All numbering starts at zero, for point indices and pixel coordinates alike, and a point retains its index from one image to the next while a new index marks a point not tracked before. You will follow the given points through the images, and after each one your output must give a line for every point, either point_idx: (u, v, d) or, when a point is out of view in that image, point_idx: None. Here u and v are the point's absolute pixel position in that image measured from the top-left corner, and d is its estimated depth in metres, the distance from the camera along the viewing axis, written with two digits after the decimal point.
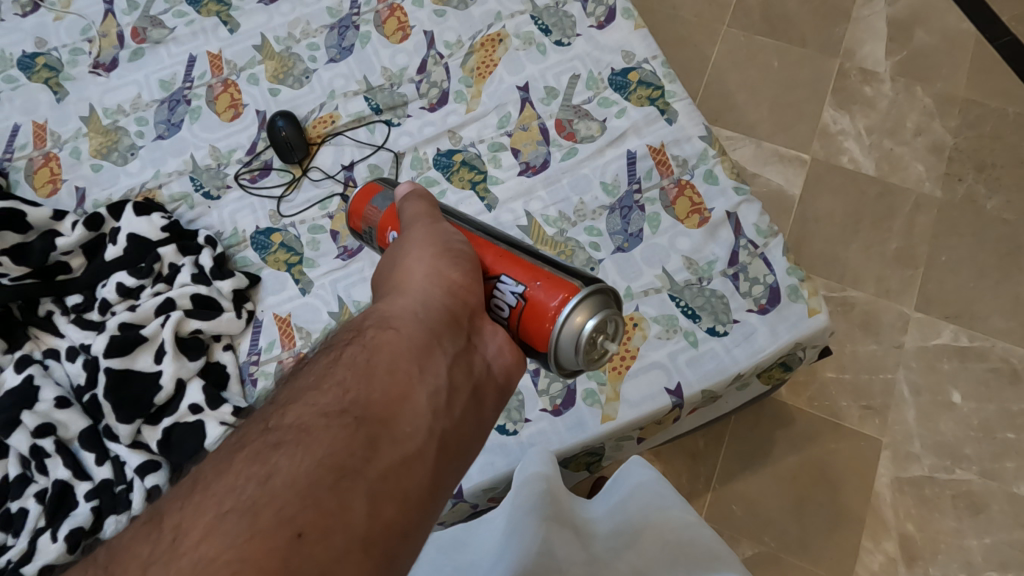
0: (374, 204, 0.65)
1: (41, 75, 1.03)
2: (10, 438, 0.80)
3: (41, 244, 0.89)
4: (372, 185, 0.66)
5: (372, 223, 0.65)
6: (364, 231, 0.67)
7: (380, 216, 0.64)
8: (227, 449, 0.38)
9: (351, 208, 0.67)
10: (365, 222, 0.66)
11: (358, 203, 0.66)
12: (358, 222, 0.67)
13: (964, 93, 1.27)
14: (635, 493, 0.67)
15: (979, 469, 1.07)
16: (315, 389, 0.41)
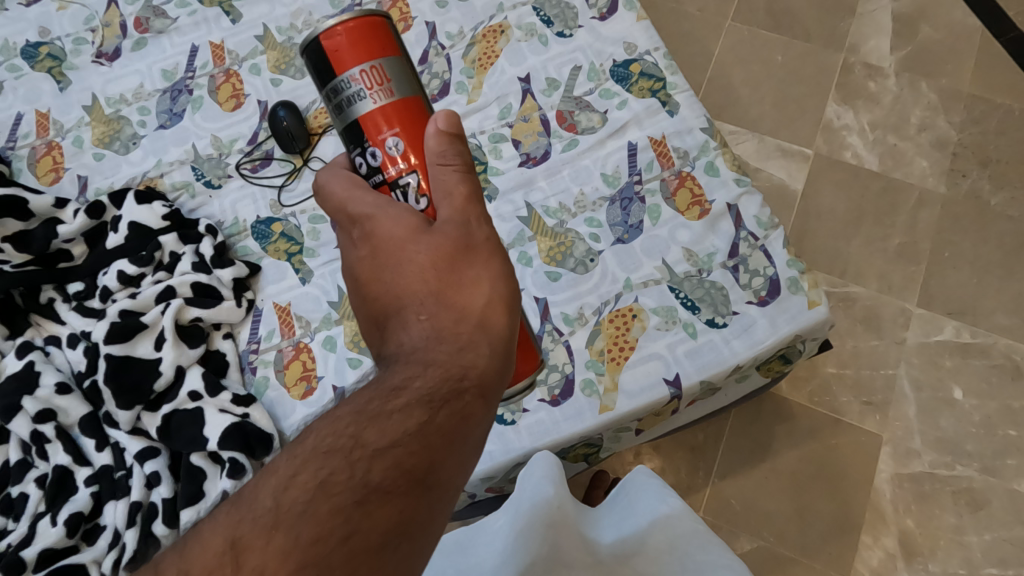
0: (370, 54, 0.49)
1: (44, 65, 1.04)
2: (12, 423, 0.81)
3: (43, 232, 0.89)
4: (376, 28, 0.50)
5: (351, 72, 0.49)
6: (333, 75, 0.49)
7: (378, 76, 0.49)
8: (304, 487, 0.38)
9: (333, 32, 0.49)
10: (344, 62, 0.49)
11: (345, 31, 0.49)
12: (337, 55, 0.49)
13: (968, 88, 1.26)
14: (639, 500, 0.67)
15: (980, 466, 1.06)
16: (391, 438, 0.40)
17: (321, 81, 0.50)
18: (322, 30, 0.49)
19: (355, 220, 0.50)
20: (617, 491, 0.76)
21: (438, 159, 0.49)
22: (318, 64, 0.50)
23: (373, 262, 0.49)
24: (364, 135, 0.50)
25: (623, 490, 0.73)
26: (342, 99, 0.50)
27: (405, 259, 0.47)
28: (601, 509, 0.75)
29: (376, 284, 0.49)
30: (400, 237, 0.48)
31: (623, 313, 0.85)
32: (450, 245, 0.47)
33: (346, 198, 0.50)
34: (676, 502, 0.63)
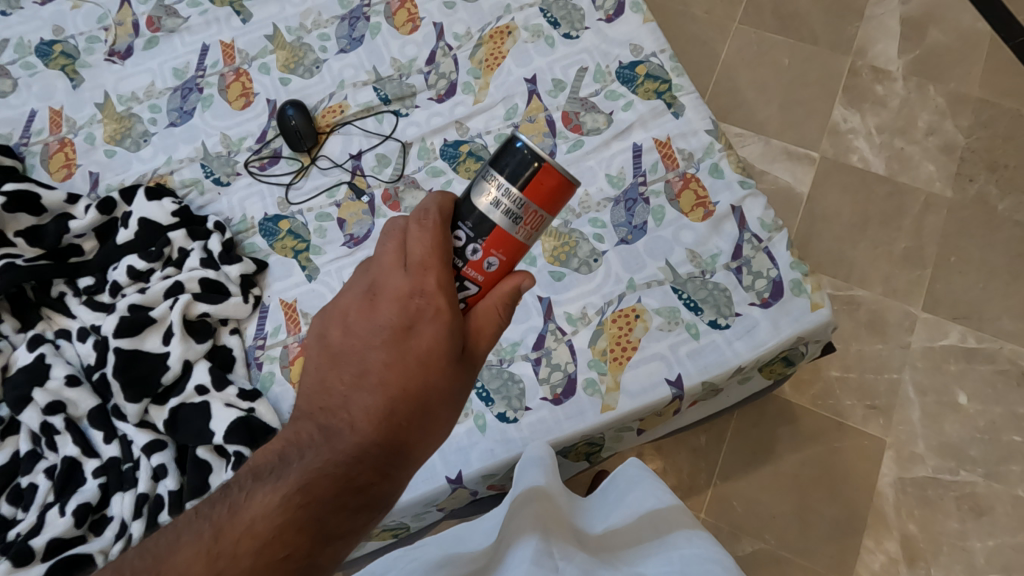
0: (548, 209, 0.47)
1: (57, 63, 1.05)
2: (22, 415, 0.82)
3: (55, 227, 0.91)
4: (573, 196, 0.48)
5: (531, 200, 0.46)
6: (518, 186, 0.45)
7: (533, 221, 0.47)
8: (273, 555, 0.46)
9: (555, 168, 0.45)
10: (534, 193, 0.46)
11: (560, 176, 0.46)
12: (538, 183, 0.45)
13: (976, 93, 1.26)
14: (630, 490, 0.68)
15: (985, 471, 1.06)
16: (343, 531, 0.49)
17: (507, 168, 0.46)
18: (550, 165, 0.45)
19: (410, 290, 0.49)
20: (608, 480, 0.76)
21: (505, 304, 0.51)
22: (518, 165, 0.45)
23: (393, 334, 0.50)
24: (483, 240, 0.48)
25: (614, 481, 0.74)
26: (499, 200, 0.46)
27: (419, 369, 0.50)
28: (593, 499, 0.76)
29: (395, 356, 0.50)
30: (427, 347, 0.49)
31: (626, 313, 0.86)
32: (457, 376, 0.51)
33: (421, 268, 0.49)
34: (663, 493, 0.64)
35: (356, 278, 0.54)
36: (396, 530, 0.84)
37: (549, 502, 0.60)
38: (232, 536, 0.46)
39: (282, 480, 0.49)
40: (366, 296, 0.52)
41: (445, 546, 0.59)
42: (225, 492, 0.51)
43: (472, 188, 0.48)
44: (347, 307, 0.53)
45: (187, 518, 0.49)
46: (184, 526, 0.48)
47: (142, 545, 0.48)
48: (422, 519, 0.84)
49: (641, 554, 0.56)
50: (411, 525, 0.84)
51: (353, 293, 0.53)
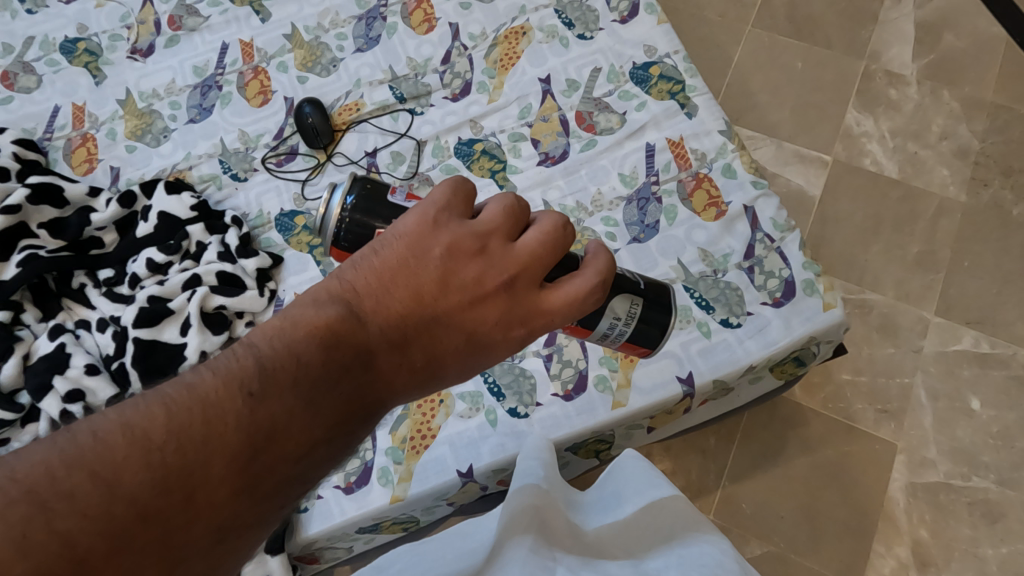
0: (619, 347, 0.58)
1: (81, 60, 1.08)
2: (42, 402, 0.83)
3: (77, 220, 0.93)
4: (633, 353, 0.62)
5: (623, 345, 0.58)
6: (633, 337, 0.57)
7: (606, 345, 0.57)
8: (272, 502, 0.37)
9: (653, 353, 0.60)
10: (631, 344, 0.58)
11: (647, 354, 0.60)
12: (638, 345, 0.58)
13: (991, 97, 1.25)
14: (627, 479, 0.69)
15: (998, 477, 1.05)
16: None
17: (648, 319, 0.56)
18: (649, 353, 0.59)
19: (529, 318, 0.45)
20: (606, 473, 0.78)
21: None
22: (648, 332, 0.57)
23: (485, 333, 0.45)
24: (576, 328, 0.54)
25: (611, 473, 0.75)
26: (617, 327, 0.55)
27: (466, 374, 0.47)
28: (591, 492, 0.77)
29: (468, 344, 0.45)
30: (490, 362, 0.47)
31: None
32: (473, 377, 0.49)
33: (551, 311, 0.45)
34: (660, 479, 0.65)
35: (496, 226, 0.44)
36: (405, 523, 0.84)
37: (546, 495, 0.59)
38: (265, 469, 0.36)
39: (320, 421, 0.39)
40: (497, 272, 0.44)
41: (450, 542, 0.61)
42: (252, 387, 0.37)
43: (623, 299, 0.54)
44: (476, 261, 0.44)
45: (201, 405, 0.35)
46: (211, 424, 0.35)
47: (170, 426, 0.34)
48: (432, 513, 0.85)
49: (642, 543, 0.55)
50: (420, 518, 0.85)
51: (485, 249, 0.44)
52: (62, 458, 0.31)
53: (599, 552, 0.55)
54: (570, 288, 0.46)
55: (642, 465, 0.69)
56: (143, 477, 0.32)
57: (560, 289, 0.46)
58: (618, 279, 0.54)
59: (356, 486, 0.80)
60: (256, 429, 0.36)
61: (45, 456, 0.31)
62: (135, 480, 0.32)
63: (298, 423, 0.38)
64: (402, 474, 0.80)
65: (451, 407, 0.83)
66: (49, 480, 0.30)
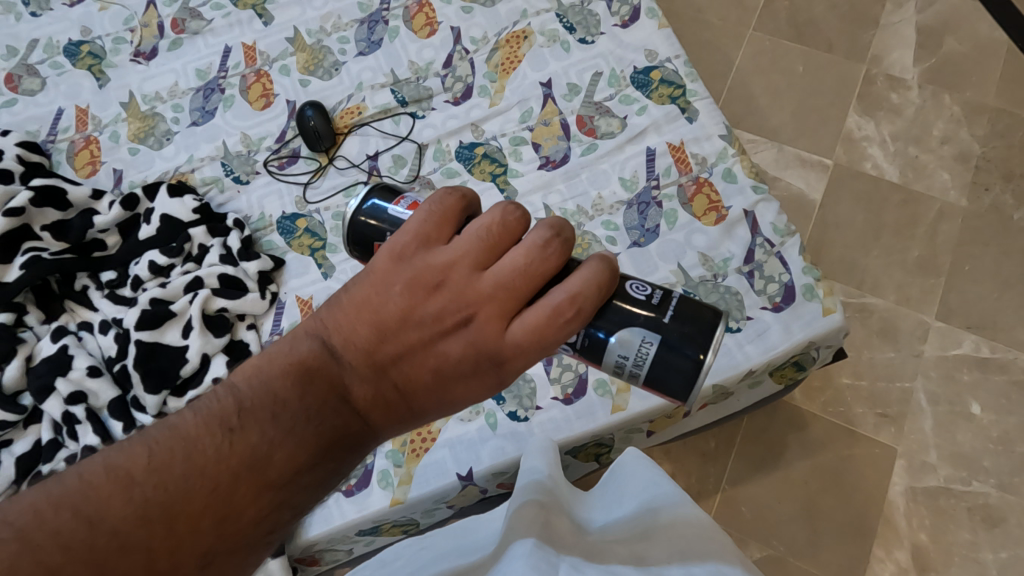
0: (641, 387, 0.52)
1: (85, 62, 1.08)
2: (45, 404, 0.84)
3: (80, 222, 0.94)
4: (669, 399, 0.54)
5: (643, 386, 0.51)
6: (647, 378, 0.50)
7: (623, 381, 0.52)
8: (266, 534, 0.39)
9: (680, 403, 0.51)
10: (650, 386, 0.51)
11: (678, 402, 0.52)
12: (659, 389, 0.51)
13: (992, 102, 1.26)
14: (629, 478, 0.70)
15: (998, 482, 1.05)
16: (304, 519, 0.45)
17: (663, 360, 0.49)
18: (676, 402, 0.51)
19: (502, 352, 0.43)
20: (608, 473, 0.78)
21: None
22: (668, 376, 0.49)
23: (456, 366, 0.44)
24: (580, 356, 0.50)
25: (613, 472, 0.76)
26: (625, 366, 0.50)
27: (450, 408, 0.46)
28: (593, 492, 0.78)
29: (440, 377, 0.44)
30: (472, 397, 0.45)
31: None
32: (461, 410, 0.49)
33: (525, 349, 0.42)
34: (661, 478, 0.66)
35: (461, 255, 0.43)
36: (405, 526, 0.85)
37: (550, 497, 0.60)
38: (244, 501, 0.38)
39: (300, 450, 0.40)
40: (459, 305, 0.43)
41: (450, 535, 0.63)
42: (231, 423, 0.39)
43: (631, 335, 0.48)
44: (441, 294, 0.43)
45: (185, 442, 0.38)
46: (188, 459, 0.37)
47: (151, 463, 0.37)
48: (432, 516, 0.85)
49: (643, 537, 0.56)
50: (420, 521, 0.85)
51: (447, 281, 0.43)
52: (49, 499, 0.35)
53: (603, 550, 0.55)
54: (534, 314, 0.41)
55: (644, 463, 0.71)
56: (124, 512, 0.35)
57: (527, 319, 0.42)
58: (628, 312, 0.48)
59: (356, 489, 0.80)
60: (233, 462, 0.38)
61: (34, 500, 0.35)
62: (118, 516, 0.35)
63: (278, 456, 0.40)
64: (402, 477, 0.80)
65: None
66: (36, 520, 0.34)
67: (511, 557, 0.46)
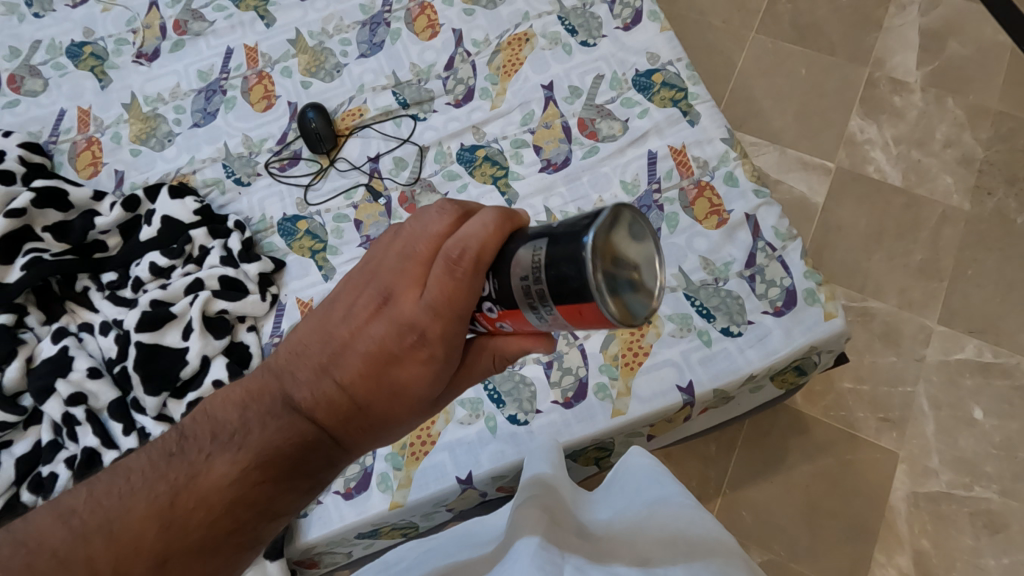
0: (576, 324, 0.40)
1: (87, 63, 1.08)
2: (45, 405, 0.84)
3: (81, 223, 0.94)
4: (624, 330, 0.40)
5: (559, 308, 0.39)
6: (555, 298, 0.39)
7: (557, 326, 0.42)
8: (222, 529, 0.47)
9: (595, 305, 0.37)
10: (568, 310, 0.39)
11: (602, 314, 0.38)
12: (578, 309, 0.38)
13: (996, 105, 1.25)
14: (632, 477, 0.70)
15: (1000, 487, 1.04)
16: (285, 515, 0.51)
17: (558, 267, 0.38)
18: (600, 312, 0.38)
19: (417, 322, 0.46)
20: (611, 473, 0.78)
21: (500, 358, 0.50)
22: (569, 280, 0.38)
23: (382, 349, 0.48)
24: (502, 309, 0.43)
25: (616, 471, 0.77)
26: (533, 289, 0.40)
27: (396, 396, 0.49)
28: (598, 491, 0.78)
29: (374, 364, 0.48)
30: (411, 380, 0.48)
31: None
32: (424, 410, 0.51)
33: (436, 312, 0.45)
34: (665, 478, 0.66)
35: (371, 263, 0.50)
36: (404, 528, 0.84)
37: (554, 497, 0.60)
38: (185, 506, 0.47)
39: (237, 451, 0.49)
40: (376, 292, 0.49)
41: (451, 537, 0.63)
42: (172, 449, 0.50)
43: (521, 250, 0.41)
44: (359, 292, 0.50)
45: (127, 472, 0.49)
46: (130, 484, 0.48)
47: (92, 497, 0.48)
48: (431, 519, 0.85)
49: (646, 532, 0.55)
50: (420, 524, 0.85)
51: (363, 283, 0.50)
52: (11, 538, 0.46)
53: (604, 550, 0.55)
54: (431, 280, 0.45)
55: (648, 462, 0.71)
56: (64, 534, 0.45)
57: (431, 284, 0.45)
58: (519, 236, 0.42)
59: (355, 492, 0.80)
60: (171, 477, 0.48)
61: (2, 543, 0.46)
62: (61, 539, 0.45)
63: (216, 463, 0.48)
64: (402, 480, 0.80)
65: (451, 414, 0.83)
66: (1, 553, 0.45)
67: (514, 557, 0.46)
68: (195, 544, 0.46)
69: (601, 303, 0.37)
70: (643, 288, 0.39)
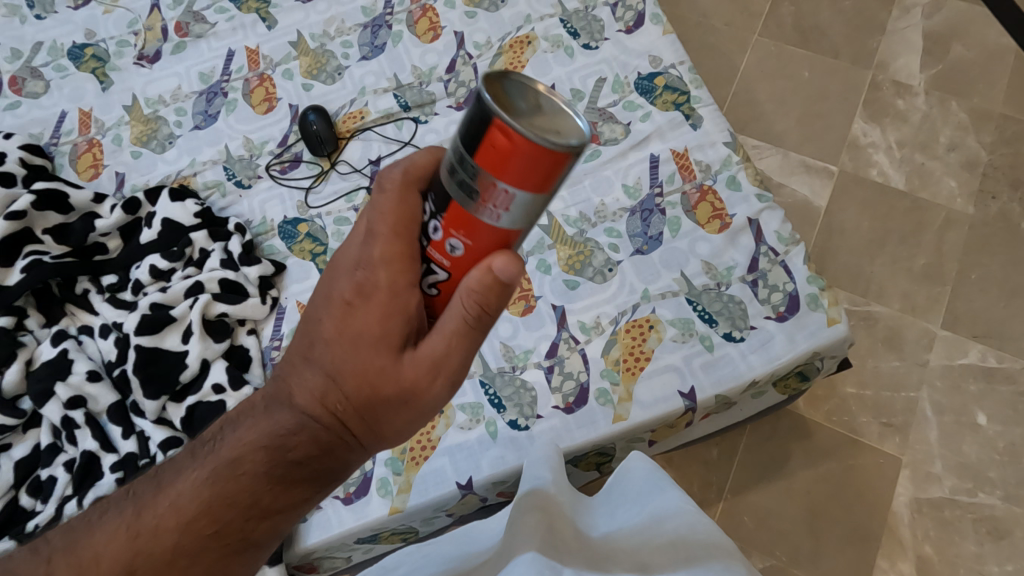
0: (509, 179, 0.34)
1: (88, 65, 1.08)
2: (44, 408, 0.83)
3: (81, 225, 0.94)
4: (561, 162, 0.33)
5: (478, 161, 0.34)
6: (471, 152, 0.35)
7: (499, 201, 0.35)
8: (198, 533, 0.48)
9: (498, 116, 0.32)
10: (488, 158, 0.34)
11: (510, 128, 0.33)
12: (494, 145, 0.33)
13: (1000, 109, 1.25)
14: (632, 481, 0.69)
15: (1004, 494, 1.04)
16: (275, 513, 0.50)
17: (466, 127, 0.35)
18: (511, 128, 0.32)
19: (362, 268, 0.44)
20: (611, 477, 0.78)
21: (479, 306, 0.41)
22: (474, 121, 0.34)
23: (338, 311, 0.46)
24: (439, 218, 0.39)
25: (617, 476, 0.76)
26: (456, 170, 0.36)
27: (359, 355, 0.45)
28: (599, 495, 0.77)
29: (333, 327, 0.46)
30: (370, 332, 0.44)
31: (640, 323, 0.85)
32: (401, 377, 0.45)
33: (374, 249, 0.43)
34: (664, 482, 0.65)
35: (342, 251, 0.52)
36: (404, 533, 0.84)
37: (552, 504, 0.59)
38: (160, 515, 0.49)
39: (211, 456, 0.51)
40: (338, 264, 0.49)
41: (452, 541, 0.62)
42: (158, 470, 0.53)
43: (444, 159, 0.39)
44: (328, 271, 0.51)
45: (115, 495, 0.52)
46: (113, 505, 0.51)
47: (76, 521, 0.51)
48: (431, 524, 0.84)
49: (646, 542, 0.55)
50: (420, 529, 0.84)
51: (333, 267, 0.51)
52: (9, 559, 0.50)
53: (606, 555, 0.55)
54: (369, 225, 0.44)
55: (646, 465, 0.70)
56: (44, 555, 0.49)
57: (370, 227, 0.44)
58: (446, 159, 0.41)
59: (355, 497, 0.80)
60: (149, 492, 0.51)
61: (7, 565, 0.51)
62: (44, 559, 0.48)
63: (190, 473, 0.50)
64: (401, 485, 0.80)
65: (451, 419, 0.83)
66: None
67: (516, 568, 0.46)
68: (173, 549, 0.48)
69: (508, 123, 0.33)
70: (542, 100, 0.34)
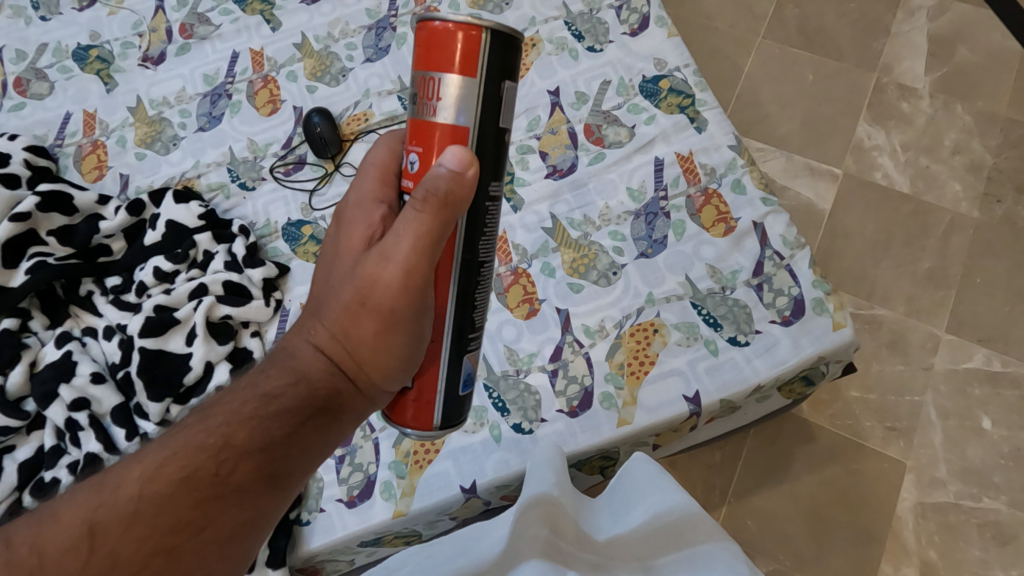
0: (436, 67, 0.46)
1: (93, 67, 1.08)
2: (47, 410, 0.83)
3: (85, 227, 0.94)
4: (464, 36, 0.45)
5: (416, 62, 0.47)
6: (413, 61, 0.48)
7: (431, 90, 0.47)
8: (166, 479, 0.47)
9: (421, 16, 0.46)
10: (421, 56, 0.47)
11: (431, 21, 0.46)
12: (423, 43, 0.47)
13: (1005, 112, 1.24)
14: (635, 482, 0.69)
15: (1009, 499, 1.03)
16: (244, 458, 0.48)
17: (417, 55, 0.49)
18: (430, 20, 0.46)
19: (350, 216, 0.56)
20: (614, 478, 0.78)
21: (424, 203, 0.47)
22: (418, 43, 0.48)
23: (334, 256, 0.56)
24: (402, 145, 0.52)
25: (619, 476, 0.76)
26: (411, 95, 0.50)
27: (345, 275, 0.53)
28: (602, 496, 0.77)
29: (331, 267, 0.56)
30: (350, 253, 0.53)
31: (645, 327, 0.85)
32: (369, 282, 0.51)
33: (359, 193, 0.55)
34: (667, 484, 0.64)
35: None
36: (407, 537, 0.84)
37: (556, 508, 0.60)
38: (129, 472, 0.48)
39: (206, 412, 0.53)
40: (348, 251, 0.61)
41: (456, 545, 0.62)
42: None
43: None
44: None
45: None
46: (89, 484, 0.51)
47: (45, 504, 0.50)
48: (434, 527, 0.84)
49: (652, 546, 0.55)
50: (423, 532, 0.84)
51: None
52: None
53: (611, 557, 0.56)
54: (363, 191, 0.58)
55: (649, 467, 0.70)
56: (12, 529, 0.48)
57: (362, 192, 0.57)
58: None
59: (358, 500, 0.80)
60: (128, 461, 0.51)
61: None
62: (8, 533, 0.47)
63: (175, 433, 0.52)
64: (405, 488, 0.80)
65: None
66: None
67: None
68: (134, 497, 0.46)
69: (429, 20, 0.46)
70: None
